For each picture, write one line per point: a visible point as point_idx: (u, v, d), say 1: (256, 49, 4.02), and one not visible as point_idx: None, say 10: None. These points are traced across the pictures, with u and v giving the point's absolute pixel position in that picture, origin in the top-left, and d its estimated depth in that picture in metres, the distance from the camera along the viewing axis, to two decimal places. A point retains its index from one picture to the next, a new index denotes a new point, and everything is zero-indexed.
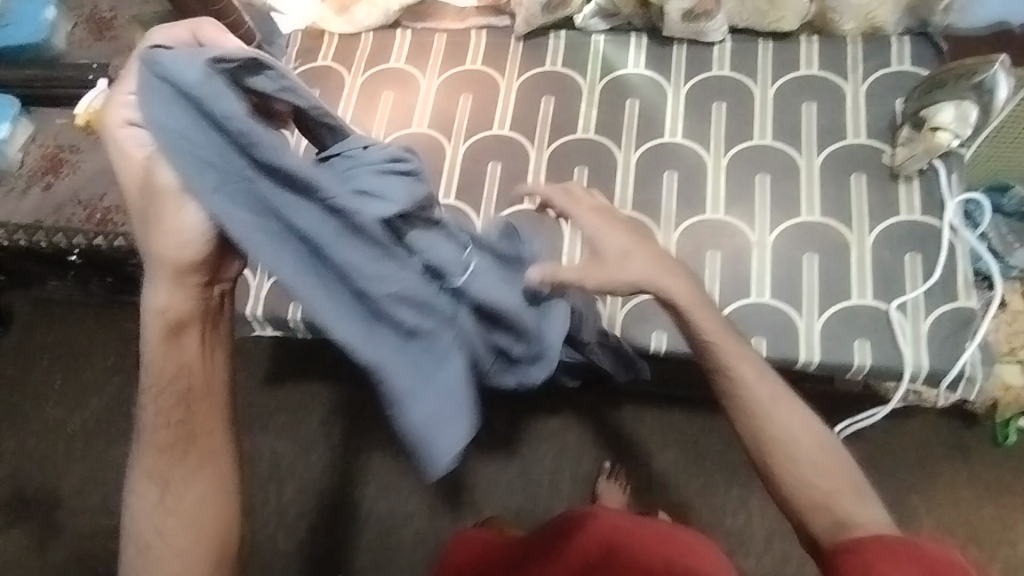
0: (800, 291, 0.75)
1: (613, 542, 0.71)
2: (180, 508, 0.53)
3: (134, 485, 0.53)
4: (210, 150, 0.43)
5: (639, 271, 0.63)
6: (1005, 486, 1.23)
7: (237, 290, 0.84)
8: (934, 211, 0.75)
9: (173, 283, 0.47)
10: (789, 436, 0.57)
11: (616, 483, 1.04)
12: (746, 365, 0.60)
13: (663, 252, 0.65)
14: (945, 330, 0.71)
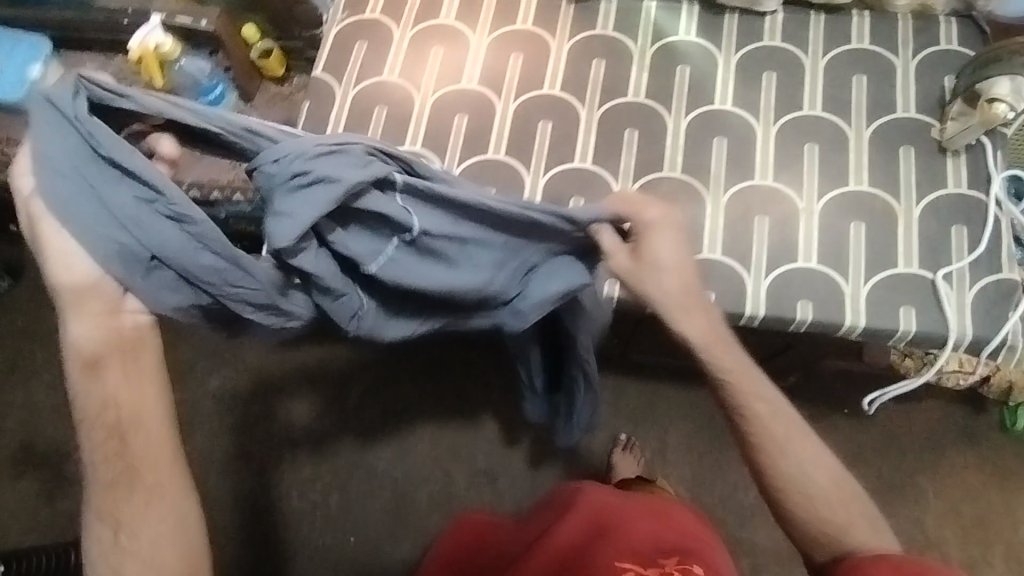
0: (847, 258, 0.77)
1: (601, 518, 0.75)
2: (147, 522, 0.56)
3: (89, 525, 0.56)
4: (68, 168, 0.49)
5: (668, 293, 0.66)
6: (1008, 470, 1.27)
7: None
8: (980, 185, 0.78)
9: (78, 310, 0.51)
10: (802, 474, 0.66)
11: (631, 454, 1.22)
12: (763, 404, 0.68)
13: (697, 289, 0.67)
14: (988, 300, 0.74)
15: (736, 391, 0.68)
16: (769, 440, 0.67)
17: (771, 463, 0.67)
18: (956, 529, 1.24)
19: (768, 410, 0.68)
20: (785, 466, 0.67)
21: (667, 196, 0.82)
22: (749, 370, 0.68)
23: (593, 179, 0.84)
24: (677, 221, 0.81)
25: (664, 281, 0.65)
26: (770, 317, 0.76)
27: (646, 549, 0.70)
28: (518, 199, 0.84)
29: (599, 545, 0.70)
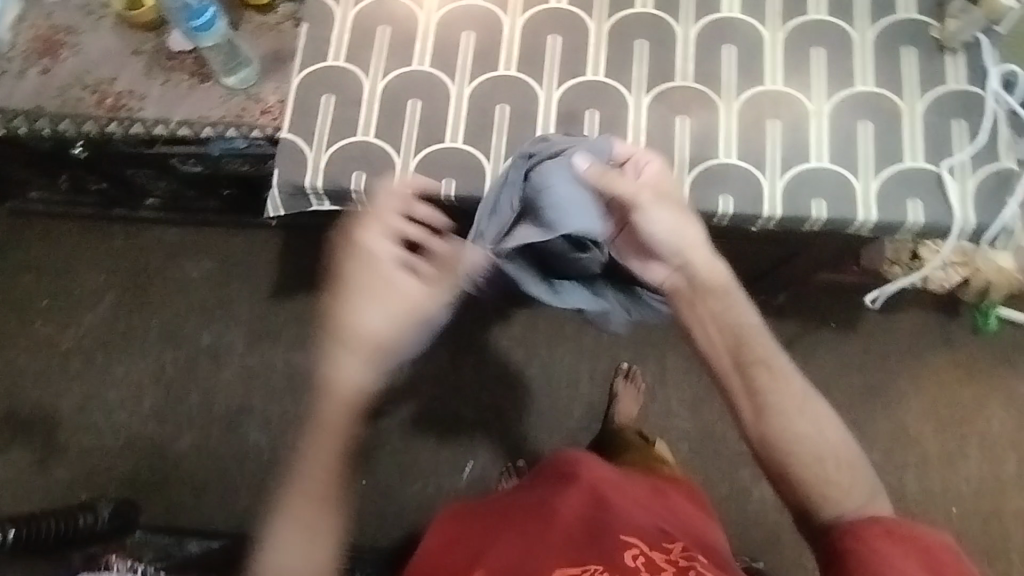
0: (856, 156, 0.80)
1: (604, 493, 0.76)
2: (321, 528, 0.63)
3: (283, 520, 0.63)
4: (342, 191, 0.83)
5: (662, 227, 0.71)
6: (983, 369, 1.34)
7: (295, 161, 0.84)
8: (977, 81, 0.81)
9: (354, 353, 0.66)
10: (815, 436, 0.63)
11: (632, 385, 1.25)
12: (777, 359, 0.66)
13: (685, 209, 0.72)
14: (989, 188, 0.78)
15: (751, 346, 0.66)
16: (773, 401, 0.64)
17: (772, 422, 0.63)
18: (936, 426, 1.32)
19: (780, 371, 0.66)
20: (788, 421, 0.63)
21: (681, 105, 0.83)
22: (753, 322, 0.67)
23: (606, 91, 0.84)
24: (691, 129, 0.82)
25: (660, 219, 0.71)
26: (786, 217, 0.79)
27: (651, 530, 0.72)
28: (533, 115, 0.84)
29: (604, 523, 0.71)
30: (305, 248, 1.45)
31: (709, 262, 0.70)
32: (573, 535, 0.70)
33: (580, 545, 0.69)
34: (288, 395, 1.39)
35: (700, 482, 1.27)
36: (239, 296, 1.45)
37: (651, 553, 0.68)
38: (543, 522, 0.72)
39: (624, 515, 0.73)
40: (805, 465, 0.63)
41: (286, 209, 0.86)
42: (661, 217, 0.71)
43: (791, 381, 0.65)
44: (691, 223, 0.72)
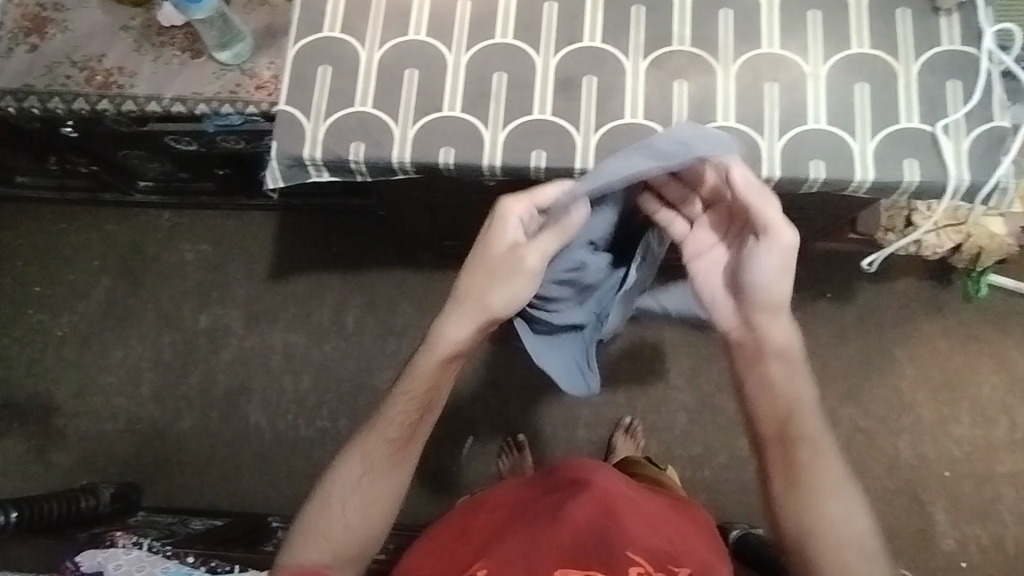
0: (853, 117, 0.80)
1: (618, 507, 0.75)
2: (369, 488, 0.75)
3: (351, 458, 0.76)
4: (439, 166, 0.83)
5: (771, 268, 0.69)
6: (975, 336, 1.35)
7: (292, 133, 0.83)
8: (972, 41, 0.82)
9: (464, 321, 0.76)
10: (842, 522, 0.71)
11: (632, 439, 1.25)
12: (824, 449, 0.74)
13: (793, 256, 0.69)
14: (982, 147, 0.79)
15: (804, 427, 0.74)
16: (809, 478, 0.73)
17: (803, 496, 0.72)
18: (928, 392, 1.34)
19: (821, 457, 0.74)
20: (817, 504, 0.72)
21: (678, 70, 0.83)
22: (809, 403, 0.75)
23: (603, 56, 0.84)
24: (689, 93, 0.82)
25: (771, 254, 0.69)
26: (785, 179, 0.80)
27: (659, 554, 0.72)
28: (530, 82, 0.83)
29: (606, 535, 0.71)
30: (301, 228, 1.45)
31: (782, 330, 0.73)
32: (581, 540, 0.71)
33: (588, 555, 0.70)
34: (287, 376, 1.39)
35: (699, 451, 1.29)
36: (235, 279, 1.44)
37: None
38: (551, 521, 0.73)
39: (630, 530, 0.72)
40: (826, 550, 0.70)
41: (285, 181, 0.86)
42: (772, 261, 0.69)
43: (828, 465, 0.73)
44: (788, 285, 0.70)
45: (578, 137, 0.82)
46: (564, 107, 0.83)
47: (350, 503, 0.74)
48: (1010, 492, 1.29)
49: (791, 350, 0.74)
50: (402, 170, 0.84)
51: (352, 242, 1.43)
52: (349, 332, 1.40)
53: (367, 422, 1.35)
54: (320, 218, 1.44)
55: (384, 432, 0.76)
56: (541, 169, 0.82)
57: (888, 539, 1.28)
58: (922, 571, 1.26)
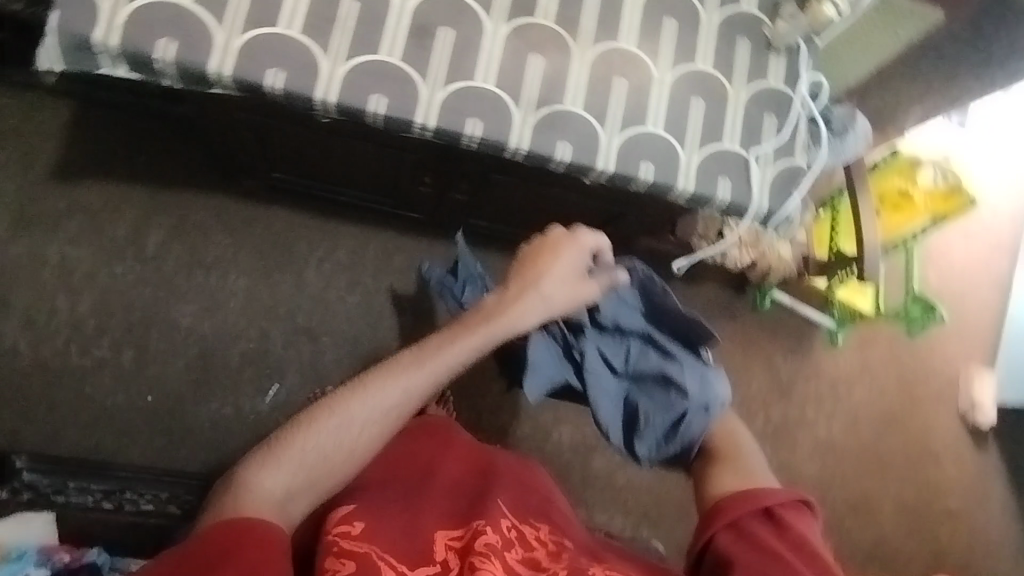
0: (685, 128, 0.86)
1: (476, 464, 0.75)
2: (291, 458, 0.63)
3: (349, 402, 0.66)
4: (259, 90, 0.73)
5: (563, 295, 0.77)
6: (760, 342, 1.50)
7: (82, 8, 0.69)
8: (791, 83, 0.91)
9: (513, 312, 0.75)
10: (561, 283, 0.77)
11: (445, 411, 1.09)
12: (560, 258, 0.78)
13: (548, 259, 0.77)
14: (782, 179, 0.89)
15: (540, 267, 0.77)
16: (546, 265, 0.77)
17: (548, 289, 0.76)
18: None
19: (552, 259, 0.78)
20: (542, 296, 0.76)
21: (537, 43, 0.82)
22: (554, 269, 0.77)
23: (463, 11, 0.80)
24: (543, 69, 0.82)
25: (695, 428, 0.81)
26: (616, 174, 0.83)
27: (530, 510, 0.70)
28: (382, 18, 0.77)
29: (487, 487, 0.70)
30: (101, 125, 1.23)
31: (527, 316, 0.75)
32: (452, 502, 0.68)
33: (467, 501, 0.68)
34: (60, 294, 1.19)
35: (505, 420, 1.35)
36: (4, 169, 1.20)
37: (521, 529, 0.65)
38: (420, 483, 0.69)
39: (504, 490, 0.70)
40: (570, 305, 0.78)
41: (66, 65, 0.71)
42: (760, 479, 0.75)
43: (566, 279, 0.78)
44: (572, 291, 0.78)
45: (424, 90, 0.77)
46: (415, 55, 0.78)
47: (331, 443, 0.64)
48: None
49: (550, 305, 0.76)
50: (218, 83, 0.73)
51: (164, 154, 1.25)
52: (148, 255, 1.23)
53: (153, 359, 1.20)
54: (127, 118, 1.24)
55: (440, 368, 0.70)
56: (379, 115, 0.76)
57: (657, 509, 1.39)
58: (677, 542, 1.38)
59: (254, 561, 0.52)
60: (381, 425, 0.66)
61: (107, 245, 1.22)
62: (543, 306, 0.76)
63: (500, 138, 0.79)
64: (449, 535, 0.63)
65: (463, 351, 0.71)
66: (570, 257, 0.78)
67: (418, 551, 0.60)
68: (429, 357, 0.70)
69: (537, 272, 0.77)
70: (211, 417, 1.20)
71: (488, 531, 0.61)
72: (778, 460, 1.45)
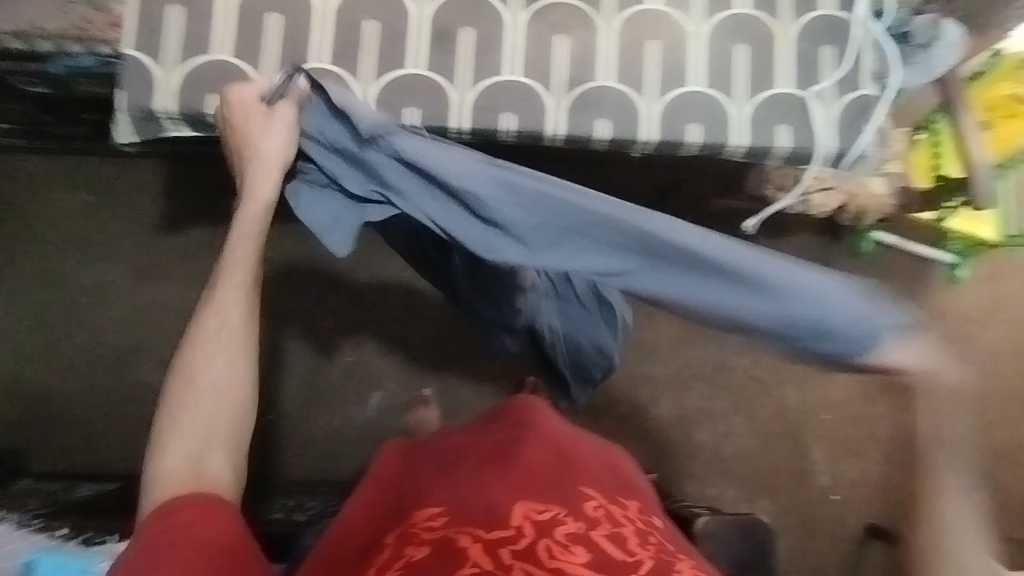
0: (731, 80, 0.81)
1: (560, 445, 0.75)
2: (183, 426, 0.65)
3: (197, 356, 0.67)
4: None
5: (271, 139, 0.70)
6: None
7: (141, 82, 0.76)
8: (847, 6, 0.83)
9: (265, 177, 0.71)
10: (260, 137, 0.70)
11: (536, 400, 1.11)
12: (252, 118, 0.71)
13: (249, 124, 0.71)
14: (850, 114, 0.82)
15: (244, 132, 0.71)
16: (251, 135, 0.71)
17: (260, 143, 0.70)
18: None
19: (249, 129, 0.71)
20: (257, 153, 0.70)
21: (559, 23, 0.80)
22: (254, 129, 0.70)
23: (481, 6, 0.80)
24: (570, 49, 0.80)
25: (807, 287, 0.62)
26: (662, 142, 0.80)
27: (615, 495, 0.70)
28: (404, 33, 0.79)
29: (570, 473, 0.70)
30: (189, 178, 1.36)
31: (265, 187, 0.71)
32: (529, 472, 0.69)
33: (549, 475, 0.69)
34: (182, 334, 1.33)
35: (600, 403, 1.34)
36: (119, 231, 1.35)
37: (606, 510, 0.65)
38: (504, 463, 0.70)
39: (585, 477, 0.71)
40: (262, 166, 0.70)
41: (137, 134, 0.79)
42: None
43: (252, 124, 0.71)
44: (271, 135, 0.71)
45: (454, 94, 0.78)
46: (441, 61, 0.79)
47: (207, 407, 0.66)
48: (879, 431, 1.35)
49: (270, 153, 0.70)
50: None
51: (246, 193, 1.36)
52: None
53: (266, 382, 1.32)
54: (210, 167, 1.35)
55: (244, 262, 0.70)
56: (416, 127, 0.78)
57: (771, 476, 1.34)
58: (797, 507, 1.33)
59: (202, 533, 0.57)
60: (225, 351, 0.68)
61: (213, 284, 1.34)
62: (270, 166, 0.70)
63: (536, 128, 0.79)
64: (529, 508, 0.62)
65: (253, 239, 0.70)
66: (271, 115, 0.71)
67: (496, 518, 0.60)
68: (234, 263, 0.70)
69: (252, 125, 0.71)
70: (323, 430, 1.29)
71: (567, 520, 0.61)
72: (903, 413, 1.35)
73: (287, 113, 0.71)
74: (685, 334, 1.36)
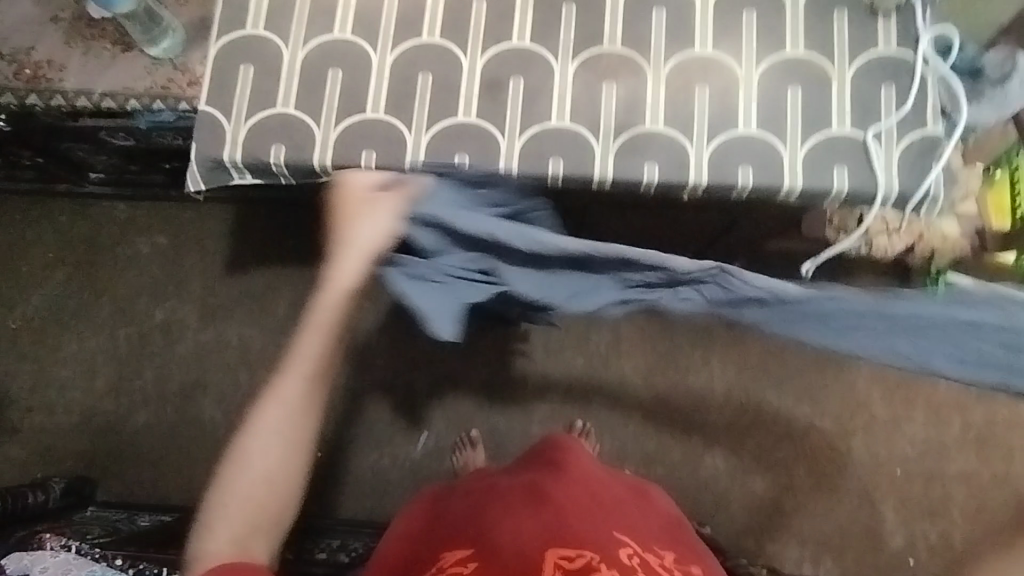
0: (783, 123, 0.79)
1: (592, 485, 0.74)
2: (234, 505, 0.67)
3: (257, 439, 0.68)
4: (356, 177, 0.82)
5: (371, 231, 0.74)
6: None
7: (212, 136, 0.81)
8: (908, 45, 0.80)
9: (354, 265, 0.73)
10: (355, 232, 0.73)
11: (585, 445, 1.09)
12: (349, 210, 0.76)
13: (353, 207, 0.76)
14: (914, 154, 0.78)
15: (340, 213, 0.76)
16: (345, 230, 0.74)
17: (349, 237, 0.73)
18: (884, 392, 1.29)
19: (352, 222, 0.74)
20: (348, 242, 0.73)
21: (608, 70, 0.81)
22: (352, 223, 0.74)
23: (531, 57, 0.82)
24: (618, 96, 0.80)
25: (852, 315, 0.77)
26: (712, 185, 0.78)
27: (651, 538, 0.69)
28: (457, 84, 0.81)
29: (603, 514, 0.69)
30: (256, 222, 1.43)
31: (350, 270, 0.72)
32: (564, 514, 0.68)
33: (583, 517, 0.67)
34: (242, 370, 1.38)
35: (652, 450, 1.29)
36: (190, 271, 1.43)
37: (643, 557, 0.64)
38: (536, 503, 0.69)
39: (618, 519, 0.69)
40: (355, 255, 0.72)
41: (206, 183, 0.84)
42: None
43: (352, 215, 0.75)
44: (375, 224, 0.74)
45: (503, 141, 0.80)
46: (491, 110, 0.81)
47: (257, 487, 0.68)
48: (962, 492, 1.25)
49: (367, 248, 0.73)
50: (325, 173, 0.82)
51: (308, 236, 1.41)
52: None
53: None
54: (274, 211, 1.42)
55: (299, 367, 0.69)
56: (464, 173, 0.80)
57: (838, 536, 1.25)
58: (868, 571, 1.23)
59: None
60: (283, 443, 0.68)
61: (274, 322, 1.39)
62: (364, 253, 0.73)
63: (583, 173, 0.79)
64: (561, 554, 0.62)
65: (318, 347, 0.69)
66: (365, 209, 0.75)
67: (527, 569, 0.60)
68: (296, 362, 0.69)
69: (361, 199, 0.77)
70: (373, 468, 1.30)
71: (601, 568, 0.60)
72: (988, 472, 1.26)
73: (393, 204, 0.76)
74: (742, 380, 1.31)
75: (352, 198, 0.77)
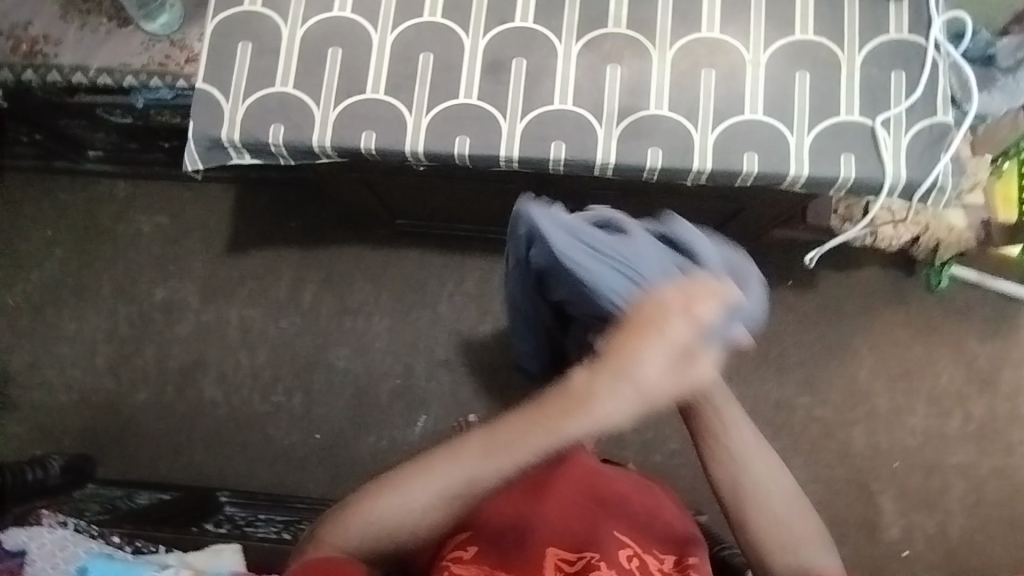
0: (791, 109, 0.77)
1: (593, 479, 0.75)
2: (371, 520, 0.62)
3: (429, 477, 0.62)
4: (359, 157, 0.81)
5: (655, 377, 0.57)
6: (935, 328, 1.29)
7: (210, 113, 0.80)
8: (921, 30, 0.79)
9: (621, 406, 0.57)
10: (649, 375, 0.57)
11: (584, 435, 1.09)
12: (647, 338, 0.57)
13: (673, 338, 0.57)
14: (923, 142, 0.77)
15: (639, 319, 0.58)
16: (625, 350, 0.57)
17: (621, 385, 0.57)
18: (885, 383, 1.29)
19: (645, 342, 0.57)
20: (627, 379, 0.57)
21: (612, 54, 0.79)
22: (647, 372, 0.57)
23: (536, 38, 0.80)
24: (623, 79, 0.79)
25: None
26: (717, 171, 0.77)
27: (648, 536, 0.70)
28: (458, 64, 0.80)
29: (603, 515, 0.71)
30: (256, 203, 1.42)
31: (617, 415, 0.57)
32: (565, 519, 0.69)
33: (580, 521, 0.69)
34: (242, 351, 1.38)
35: (651, 437, 1.29)
36: (190, 252, 1.42)
37: (641, 560, 0.65)
38: (538, 501, 0.71)
39: (619, 519, 0.71)
40: (626, 399, 0.57)
41: (204, 163, 0.82)
42: None
43: (642, 334, 0.57)
44: (660, 374, 0.58)
45: (504, 124, 0.79)
46: (492, 92, 0.79)
47: (415, 505, 0.62)
48: (960, 483, 1.25)
49: (648, 399, 0.58)
50: (324, 153, 0.81)
51: (307, 218, 1.41)
52: (305, 308, 1.38)
53: (319, 401, 1.35)
54: (275, 193, 1.41)
55: (501, 464, 0.60)
56: (465, 155, 0.79)
57: (833, 525, 1.24)
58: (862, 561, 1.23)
59: None
60: (447, 507, 0.62)
61: (273, 302, 1.39)
62: (633, 397, 0.57)
63: (585, 157, 0.78)
64: (562, 555, 0.64)
65: (526, 458, 0.60)
66: (671, 332, 0.57)
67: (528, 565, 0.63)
68: (497, 456, 0.60)
69: (674, 329, 0.57)
70: (368, 451, 1.31)
71: (601, 566, 0.62)
72: (987, 464, 1.25)
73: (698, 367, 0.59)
74: (743, 369, 1.30)
75: (678, 319, 0.57)
